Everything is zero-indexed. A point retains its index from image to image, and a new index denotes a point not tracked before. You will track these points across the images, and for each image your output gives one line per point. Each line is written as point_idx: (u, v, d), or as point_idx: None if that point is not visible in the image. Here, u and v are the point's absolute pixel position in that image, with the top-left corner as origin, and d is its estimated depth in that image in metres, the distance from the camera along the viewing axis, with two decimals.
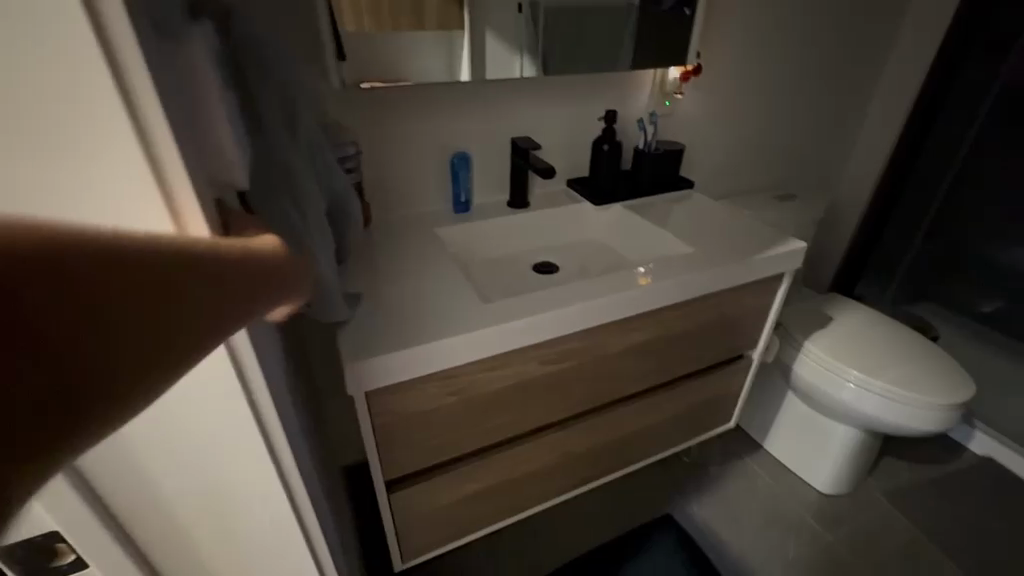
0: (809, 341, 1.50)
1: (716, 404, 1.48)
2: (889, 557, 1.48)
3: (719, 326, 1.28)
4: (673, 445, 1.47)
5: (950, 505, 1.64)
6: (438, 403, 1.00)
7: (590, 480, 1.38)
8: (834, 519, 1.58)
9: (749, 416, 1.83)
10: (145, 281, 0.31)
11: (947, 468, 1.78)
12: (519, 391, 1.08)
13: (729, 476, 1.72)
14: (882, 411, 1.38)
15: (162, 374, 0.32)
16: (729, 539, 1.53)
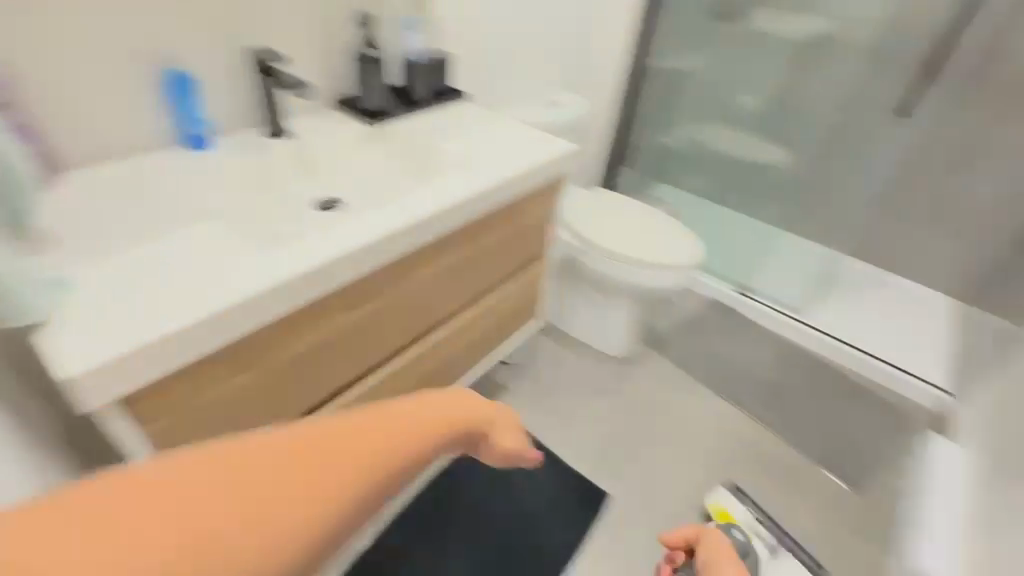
0: (587, 237, 1.74)
1: (525, 307, 1.54)
2: (659, 385, 1.91)
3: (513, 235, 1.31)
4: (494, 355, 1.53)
5: (695, 338, 2.13)
6: (227, 388, 0.86)
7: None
8: (623, 371, 1.94)
9: (554, 307, 2.05)
10: (283, 455, 0.32)
11: (691, 310, 2.27)
12: (318, 343, 0.96)
13: (545, 364, 1.93)
14: (640, 280, 1.70)
15: (307, 536, 0.31)
16: (551, 418, 1.76)
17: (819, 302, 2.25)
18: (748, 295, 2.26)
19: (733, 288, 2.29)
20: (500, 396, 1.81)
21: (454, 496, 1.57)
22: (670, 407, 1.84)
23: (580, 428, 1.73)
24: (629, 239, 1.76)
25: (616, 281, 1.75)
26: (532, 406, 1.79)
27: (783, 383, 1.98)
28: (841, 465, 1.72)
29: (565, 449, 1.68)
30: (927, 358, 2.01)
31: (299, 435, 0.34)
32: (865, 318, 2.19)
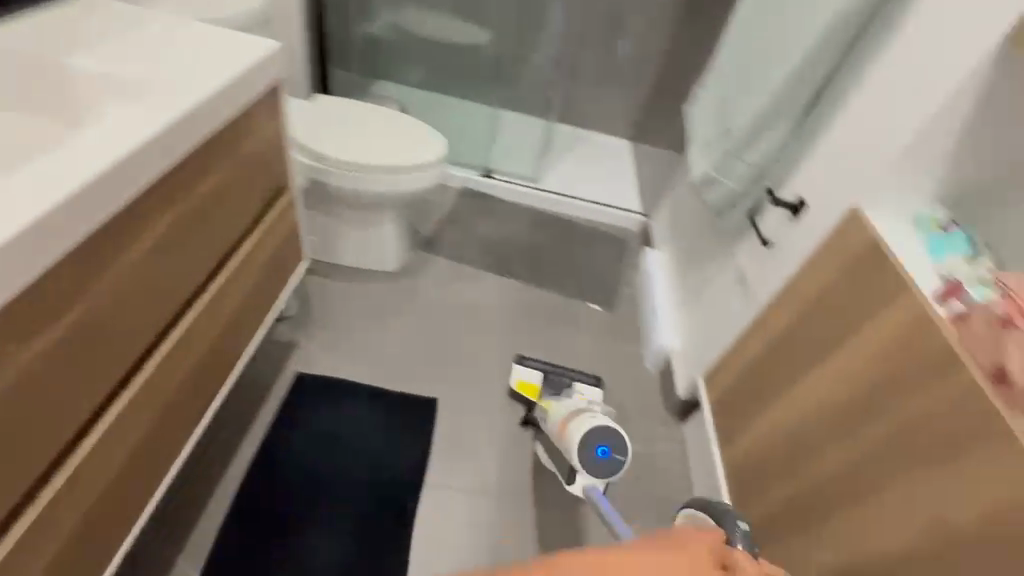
0: (323, 153, 1.54)
1: (283, 252, 1.31)
2: (443, 282, 1.96)
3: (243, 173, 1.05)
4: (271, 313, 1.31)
5: (461, 229, 2.21)
6: None
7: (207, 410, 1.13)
8: (406, 281, 1.91)
9: (313, 242, 1.83)
10: None
11: (449, 204, 2.33)
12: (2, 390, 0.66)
13: (327, 304, 1.76)
14: (391, 187, 1.60)
15: None
16: (353, 355, 1.65)
17: (549, 168, 2.59)
18: (493, 176, 2.45)
19: (478, 172, 2.46)
20: (289, 357, 1.60)
21: (274, 479, 1.38)
22: (458, 298, 1.91)
23: (386, 352, 1.68)
24: (366, 146, 1.60)
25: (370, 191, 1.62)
26: (328, 352, 1.64)
27: (541, 244, 2.25)
28: (598, 295, 2.09)
29: (378, 377, 1.62)
30: (627, 191, 2.56)
31: None
32: (583, 173, 2.63)
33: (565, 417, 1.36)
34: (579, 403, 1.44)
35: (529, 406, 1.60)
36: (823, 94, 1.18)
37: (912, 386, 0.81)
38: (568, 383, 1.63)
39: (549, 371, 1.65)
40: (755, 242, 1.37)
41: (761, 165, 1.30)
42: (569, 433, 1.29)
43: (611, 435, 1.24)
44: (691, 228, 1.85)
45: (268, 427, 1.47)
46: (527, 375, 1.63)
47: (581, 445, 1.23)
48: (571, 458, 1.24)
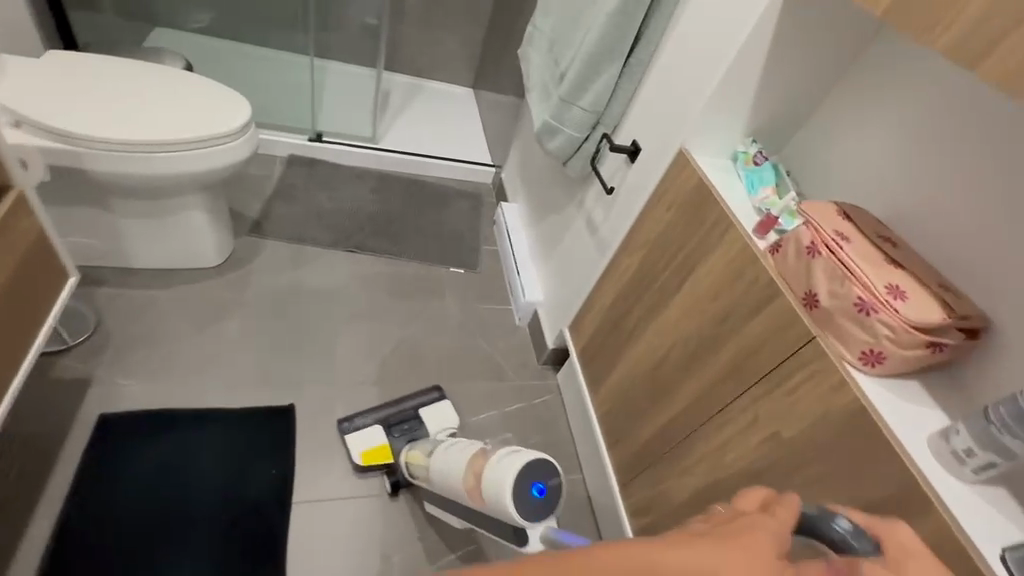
0: (72, 131, 1.18)
1: (33, 272, 0.97)
2: (280, 266, 1.71)
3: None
4: (35, 341, 0.99)
5: (295, 204, 1.92)
6: None
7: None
8: (231, 273, 1.62)
9: (92, 244, 1.44)
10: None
11: (276, 177, 2.01)
12: None
13: (127, 320, 1.41)
14: (185, 165, 1.30)
15: None
16: (175, 376, 1.35)
17: (388, 125, 2.36)
18: (325, 140, 2.15)
19: (306, 137, 2.14)
20: (83, 397, 1.26)
21: (90, 555, 1.10)
22: (301, 282, 1.69)
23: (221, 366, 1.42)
24: (140, 116, 1.26)
25: (152, 176, 1.28)
26: (139, 379, 1.32)
27: (391, 210, 2.07)
28: (460, 257, 2.00)
29: (214, 395, 1.36)
30: (475, 145, 2.45)
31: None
32: (426, 129, 2.45)
33: (470, 465, 0.99)
34: (469, 443, 1.10)
35: (391, 468, 1.34)
36: (642, 32, 1.16)
37: (744, 321, 0.86)
38: (412, 419, 1.42)
39: (388, 418, 1.40)
40: (599, 190, 1.39)
41: (596, 110, 1.28)
42: (485, 486, 0.91)
43: (548, 467, 0.86)
44: (540, 178, 1.83)
45: (68, 491, 1.16)
46: (369, 437, 1.36)
47: (514, 493, 0.83)
48: (512, 515, 0.82)
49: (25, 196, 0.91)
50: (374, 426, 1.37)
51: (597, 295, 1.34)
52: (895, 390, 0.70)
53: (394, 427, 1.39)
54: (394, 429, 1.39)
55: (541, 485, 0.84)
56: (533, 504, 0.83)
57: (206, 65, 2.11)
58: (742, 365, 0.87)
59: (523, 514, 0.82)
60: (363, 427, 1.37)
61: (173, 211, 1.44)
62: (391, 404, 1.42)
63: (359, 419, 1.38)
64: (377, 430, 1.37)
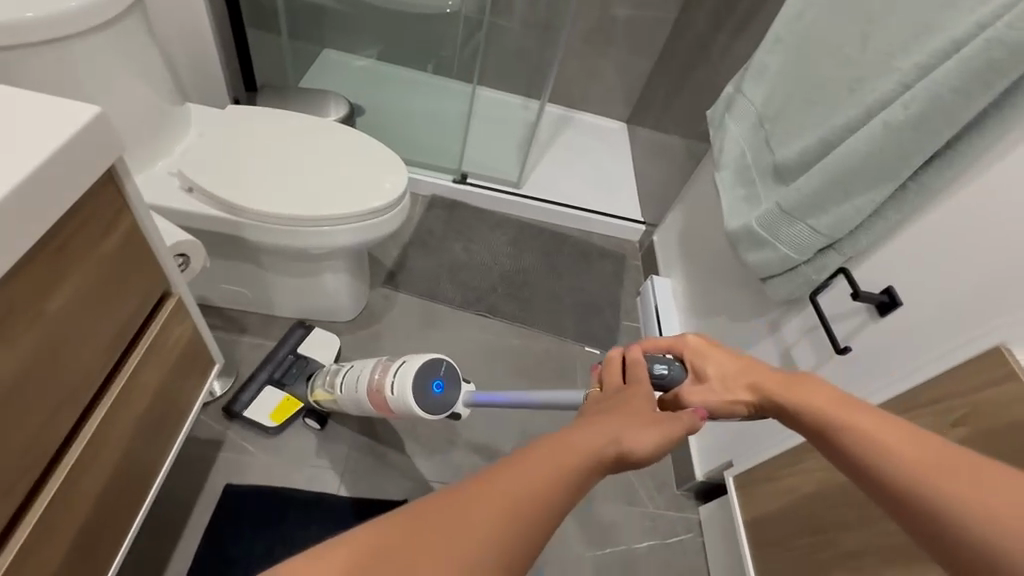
0: (233, 201, 1.12)
1: (182, 378, 0.90)
2: (409, 327, 1.61)
3: (96, 299, 0.65)
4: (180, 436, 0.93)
5: (431, 253, 1.83)
6: None
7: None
8: (363, 330, 1.56)
9: (240, 293, 1.44)
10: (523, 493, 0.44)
11: (417, 220, 1.93)
12: None
13: None
14: (339, 238, 1.20)
15: (525, 528, 0.43)
16: (296, 448, 1.31)
17: (533, 167, 2.19)
18: (469, 182, 2.05)
19: (451, 178, 2.05)
20: (212, 463, 1.25)
21: None
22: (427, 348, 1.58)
23: (293, 424, 1.33)
24: (299, 183, 1.19)
25: (305, 248, 1.21)
26: (264, 448, 1.29)
27: (528, 268, 1.90)
28: (595, 334, 1.77)
29: (329, 477, 1.28)
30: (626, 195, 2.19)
31: (536, 474, 0.46)
32: (574, 172, 2.24)
33: (370, 389, 1.07)
34: (358, 368, 1.15)
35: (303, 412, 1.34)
36: (939, 152, 0.81)
37: None
38: (297, 361, 1.40)
39: (274, 375, 1.36)
40: (810, 325, 1.08)
41: (833, 236, 0.96)
42: (392, 408, 1.02)
43: (437, 363, 0.99)
44: (710, 265, 1.54)
45: (189, 566, 1.13)
46: (265, 402, 1.32)
47: (415, 399, 0.97)
48: (422, 414, 0.97)
49: (183, 304, 0.85)
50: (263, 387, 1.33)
51: (789, 464, 1.04)
52: None
53: (276, 377, 1.36)
54: (273, 377, 1.36)
55: (436, 381, 0.98)
56: (436, 400, 0.97)
57: (364, 97, 2.07)
58: None
59: (425, 408, 0.97)
60: (252, 393, 1.32)
61: (318, 271, 1.38)
62: (267, 362, 1.37)
63: (247, 390, 1.32)
64: (268, 391, 1.33)
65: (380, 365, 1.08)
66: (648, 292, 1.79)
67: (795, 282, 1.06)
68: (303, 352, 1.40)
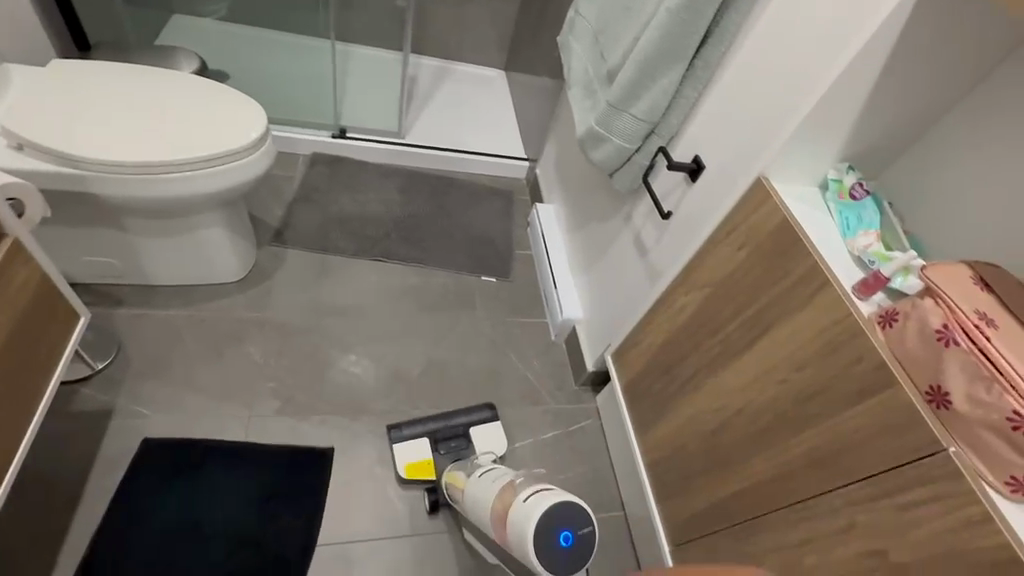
0: (74, 154, 1.08)
1: (38, 325, 0.89)
2: (301, 280, 1.62)
3: None
4: (49, 392, 0.91)
5: (318, 209, 1.83)
6: None
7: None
8: (253, 288, 1.55)
9: (109, 263, 1.38)
10: None
11: (300, 179, 1.91)
12: None
13: (149, 344, 1.36)
14: (197, 185, 1.19)
15: None
16: (196, 407, 1.30)
17: (414, 117, 2.21)
18: (349, 136, 2.03)
19: (330, 134, 2.02)
20: (105, 431, 1.22)
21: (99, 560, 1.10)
22: (325, 297, 1.61)
23: (220, 396, 1.33)
24: (141, 131, 1.15)
25: (159, 198, 1.18)
26: (160, 409, 1.28)
27: (419, 213, 1.95)
28: (490, 265, 1.87)
29: (233, 428, 1.30)
30: (507, 136, 2.28)
31: None
32: (456, 119, 2.29)
33: (500, 502, 0.96)
34: (503, 472, 1.08)
35: (430, 486, 1.32)
36: (711, 29, 0.97)
37: (836, 406, 0.70)
38: (461, 436, 1.41)
39: (437, 433, 1.39)
40: (650, 206, 1.23)
41: (651, 119, 1.10)
42: (511, 527, 0.88)
43: (576, 514, 0.82)
44: (580, 182, 1.67)
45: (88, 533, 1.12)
46: (413, 449, 1.35)
47: (537, 549, 0.79)
48: (537, 569, 0.79)
49: (22, 247, 0.83)
50: (422, 439, 1.37)
51: (646, 328, 1.20)
52: None
53: (432, 440, 1.37)
54: (433, 439, 1.38)
55: (570, 538, 0.81)
56: (556, 557, 0.79)
57: (224, 60, 1.99)
58: (824, 460, 0.72)
59: (543, 564, 0.79)
60: (406, 436, 1.36)
61: (187, 228, 1.35)
62: (443, 417, 1.42)
63: (403, 434, 1.37)
64: (428, 445, 1.36)
65: (525, 476, 1.00)
66: (535, 219, 1.91)
67: (629, 170, 1.21)
68: (472, 433, 1.41)
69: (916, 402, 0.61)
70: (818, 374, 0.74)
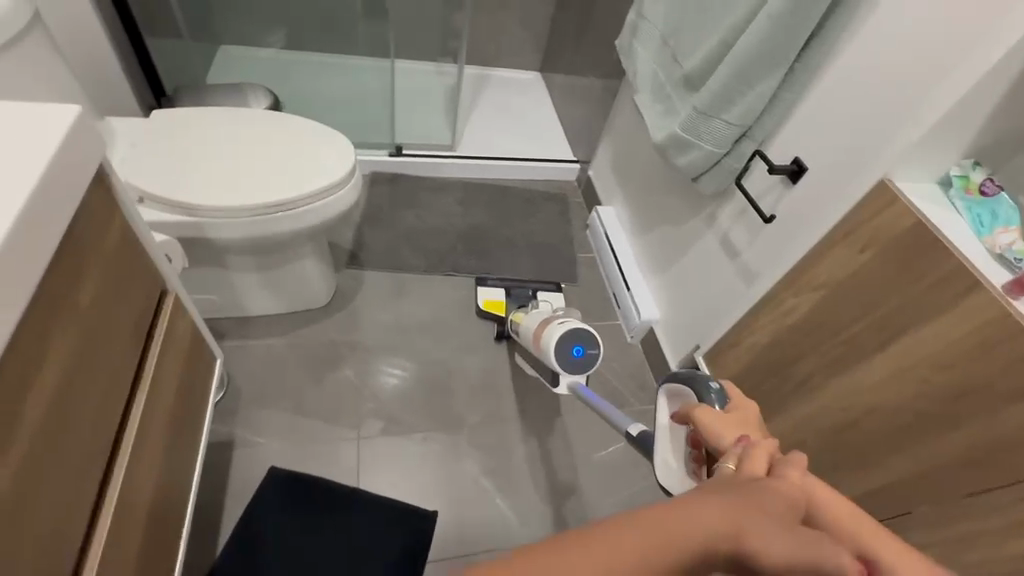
0: (188, 200, 1.13)
1: (195, 369, 0.93)
2: (382, 300, 1.67)
3: (115, 290, 0.68)
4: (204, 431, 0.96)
5: (386, 228, 1.87)
6: None
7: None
8: (339, 310, 1.60)
9: (210, 299, 1.44)
10: None
11: (364, 200, 1.95)
12: None
13: (255, 374, 1.42)
14: (300, 220, 1.23)
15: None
16: (306, 432, 1.35)
17: (463, 128, 2.23)
18: (405, 153, 2.07)
19: (387, 152, 2.06)
20: (229, 461, 1.28)
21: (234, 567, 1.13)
22: (406, 314, 1.65)
23: (327, 418, 1.38)
24: (245, 173, 1.20)
25: (264, 236, 1.23)
26: (276, 435, 1.33)
27: (480, 224, 1.98)
28: (556, 270, 1.90)
29: (342, 450, 1.35)
30: (555, 139, 2.29)
31: None
32: (503, 126, 2.31)
33: (540, 326, 1.31)
34: (546, 312, 1.41)
35: (499, 321, 1.67)
36: (815, 32, 0.97)
37: (999, 406, 0.72)
38: (529, 296, 1.76)
39: (510, 287, 1.77)
40: (741, 208, 1.24)
41: (745, 124, 1.11)
42: (542, 339, 1.25)
43: (582, 333, 1.16)
44: (646, 182, 1.69)
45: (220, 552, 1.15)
46: (488, 294, 1.72)
47: (557, 353, 1.16)
48: (553, 364, 1.16)
49: (179, 298, 0.87)
50: (497, 289, 1.74)
51: (745, 328, 1.22)
52: None
53: (500, 291, 1.74)
54: (502, 289, 1.75)
55: (582, 350, 1.15)
56: (566, 360, 1.15)
57: (281, 88, 2.04)
58: (988, 460, 0.73)
59: (556, 363, 1.15)
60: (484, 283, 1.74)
61: (281, 260, 1.40)
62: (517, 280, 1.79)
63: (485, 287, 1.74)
64: (504, 294, 1.73)
65: (556, 315, 1.33)
66: (596, 221, 1.93)
67: (721, 173, 1.21)
68: (538, 296, 1.75)
69: None
70: (973, 375, 0.75)
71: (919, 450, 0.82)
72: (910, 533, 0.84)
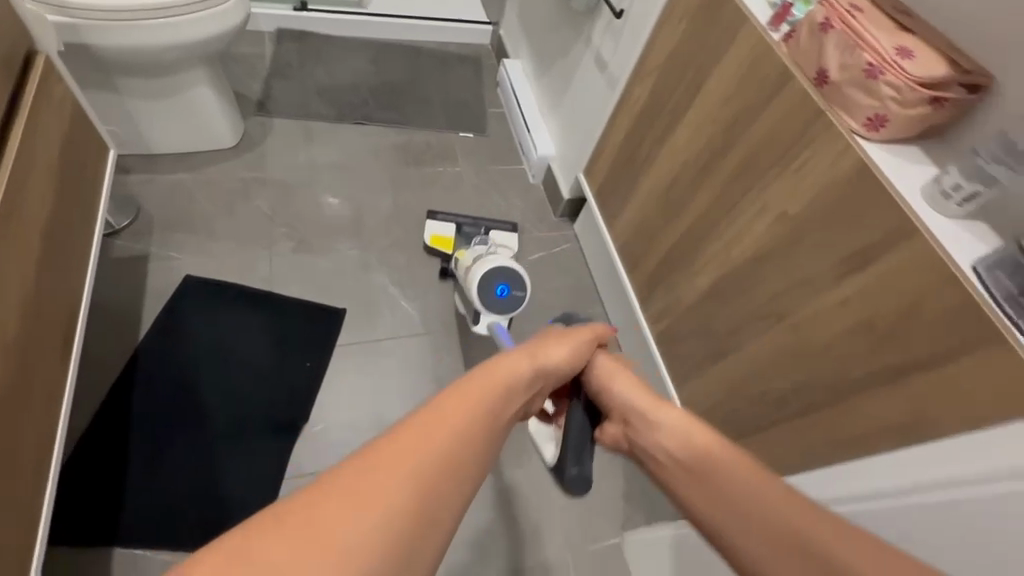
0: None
1: (82, 142, 1.02)
2: (291, 144, 1.73)
3: None
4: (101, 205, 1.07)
5: (294, 81, 1.89)
6: None
7: (69, 344, 0.98)
8: (248, 151, 1.66)
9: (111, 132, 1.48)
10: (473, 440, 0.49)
11: (271, 56, 1.94)
12: None
13: (165, 203, 1.50)
14: (186, 32, 1.26)
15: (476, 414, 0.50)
16: (221, 250, 1.46)
17: None
18: (311, 10, 2.05)
19: (292, 8, 2.03)
20: (145, 272, 1.39)
21: (152, 354, 1.30)
22: (315, 157, 1.72)
23: (239, 238, 1.49)
24: None
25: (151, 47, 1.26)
26: (189, 253, 1.44)
27: (391, 81, 2.02)
28: (466, 123, 1.99)
29: (255, 265, 1.47)
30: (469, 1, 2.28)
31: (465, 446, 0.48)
32: None
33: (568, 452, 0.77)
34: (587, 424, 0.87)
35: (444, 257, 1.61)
36: None
37: (756, 115, 0.89)
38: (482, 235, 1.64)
39: (462, 222, 1.66)
40: (606, 19, 1.35)
41: None
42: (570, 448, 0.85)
43: (501, 273, 1.20)
44: (543, 25, 1.76)
45: (138, 343, 1.31)
46: (440, 227, 1.63)
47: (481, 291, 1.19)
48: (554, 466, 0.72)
49: (52, 62, 0.95)
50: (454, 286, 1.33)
51: (609, 130, 1.37)
52: (901, 157, 0.75)
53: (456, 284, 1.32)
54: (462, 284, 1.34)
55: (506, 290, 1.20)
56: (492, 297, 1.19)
57: None
58: (747, 164, 0.92)
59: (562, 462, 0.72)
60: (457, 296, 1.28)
61: (178, 86, 1.44)
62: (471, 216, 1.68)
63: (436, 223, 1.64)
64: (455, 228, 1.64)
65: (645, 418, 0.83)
66: (504, 75, 2.00)
67: None
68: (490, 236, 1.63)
69: (811, 85, 0.80)
70: (741, 98, 0.92)
71: (710, 176, 1.01)
72: (705, 250, 1.05)
